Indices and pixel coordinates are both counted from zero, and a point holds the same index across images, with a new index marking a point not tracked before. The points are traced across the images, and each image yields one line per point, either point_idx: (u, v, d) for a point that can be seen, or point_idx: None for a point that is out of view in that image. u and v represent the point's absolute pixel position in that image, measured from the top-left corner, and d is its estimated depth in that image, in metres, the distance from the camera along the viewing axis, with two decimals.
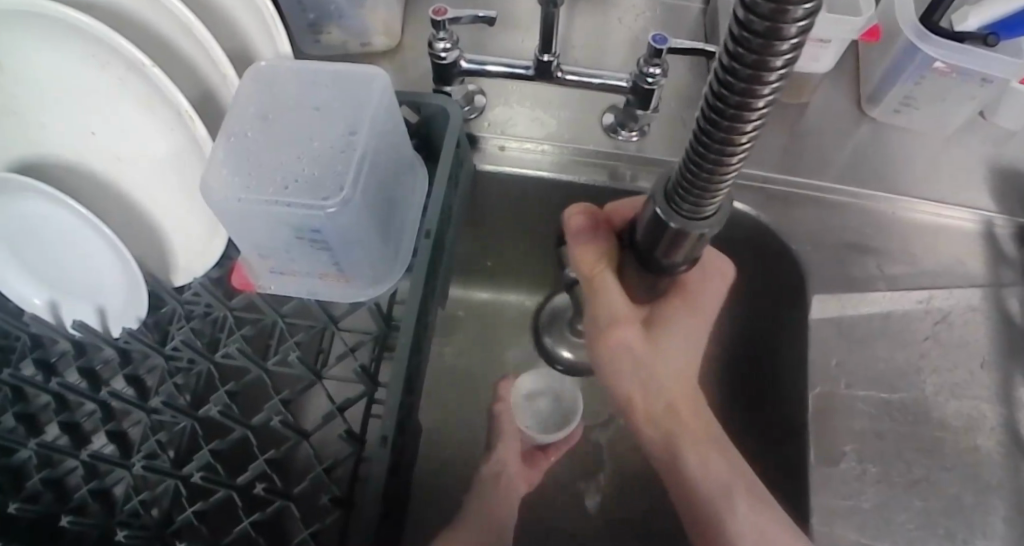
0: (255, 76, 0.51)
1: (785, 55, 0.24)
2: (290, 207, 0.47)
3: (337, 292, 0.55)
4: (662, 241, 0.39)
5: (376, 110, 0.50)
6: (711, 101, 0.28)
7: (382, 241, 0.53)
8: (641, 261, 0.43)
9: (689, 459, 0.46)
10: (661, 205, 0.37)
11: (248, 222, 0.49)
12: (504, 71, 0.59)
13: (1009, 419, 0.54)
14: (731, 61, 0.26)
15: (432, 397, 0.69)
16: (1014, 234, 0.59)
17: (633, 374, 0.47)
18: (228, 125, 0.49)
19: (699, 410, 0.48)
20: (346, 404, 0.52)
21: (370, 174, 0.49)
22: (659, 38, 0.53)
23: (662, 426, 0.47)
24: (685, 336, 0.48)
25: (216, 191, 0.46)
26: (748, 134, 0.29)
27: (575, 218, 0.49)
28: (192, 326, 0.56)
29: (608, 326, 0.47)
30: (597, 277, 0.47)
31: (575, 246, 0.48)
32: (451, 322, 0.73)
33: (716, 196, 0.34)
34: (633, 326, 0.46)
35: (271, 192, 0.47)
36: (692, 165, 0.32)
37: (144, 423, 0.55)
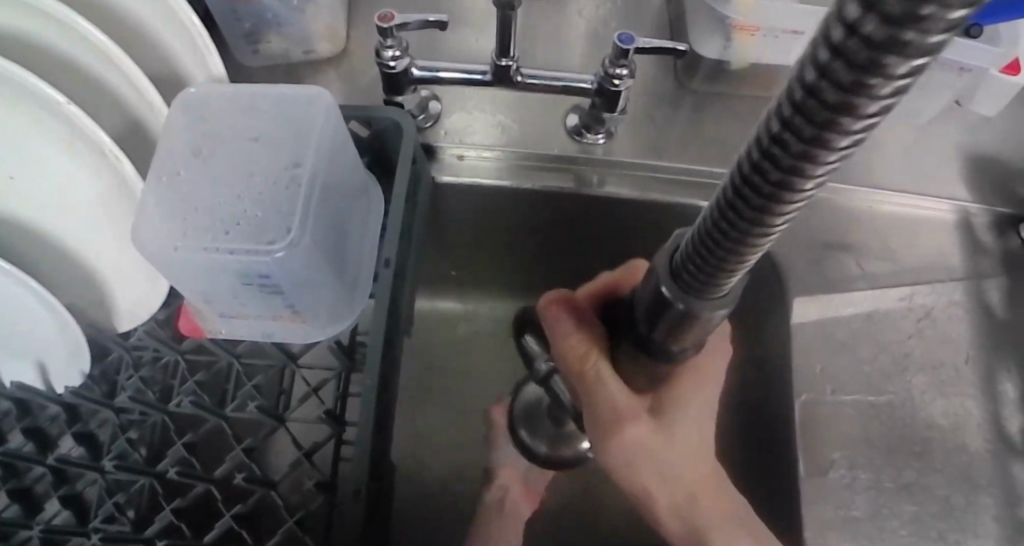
0: (184, 106, 0.46)
1: (818, 174, 0.22)
2: (228, 254, 0.43)
3: (293, 333, 0.52)
4: (667, 326, 0.37)
5: (320, 138, 0.46)
6: (738, 183, 0.25)
7: (336, 275, 0.49)
8: (636, 346, 0.42)
9: (716, 535, 0.46)
10: (667, 284, 0.35)
11: (188, 273, 0.45)
12: (460, 78, 0.54)
13: (994, 415, 0.53)
14: (769, 147, 0.22)
15: (407, 419, 0.66)
16: (991, 223, 0.58)
17: (645, 470, 0.45)
18: (157, 167, 0.45)
19: (710, 483, 0.47)
20: (313, 450, 0.49)
21: (318, 208, 0.46)
22: (625, 38, 0.50)
23: (681, 502, 0.46)
24: (687, 406, 0.46)
25: (150, 244, 0.43)
26: (780, 221, 0.25)
27: (554, 310, 0.48)
28: (142, 375, 0.52)
29: (615, 428, 0.44)
30: (587, 367, 0.45)
31: (560, 337, 0.47)
32: (421, 339, 0.69)
33: (731, 276, 0.31)
34: (639, 421, 0.44)
35: (209, 240, 0.43)
36: (707, 254, 0.30)
37: (100, 483, 0.50)
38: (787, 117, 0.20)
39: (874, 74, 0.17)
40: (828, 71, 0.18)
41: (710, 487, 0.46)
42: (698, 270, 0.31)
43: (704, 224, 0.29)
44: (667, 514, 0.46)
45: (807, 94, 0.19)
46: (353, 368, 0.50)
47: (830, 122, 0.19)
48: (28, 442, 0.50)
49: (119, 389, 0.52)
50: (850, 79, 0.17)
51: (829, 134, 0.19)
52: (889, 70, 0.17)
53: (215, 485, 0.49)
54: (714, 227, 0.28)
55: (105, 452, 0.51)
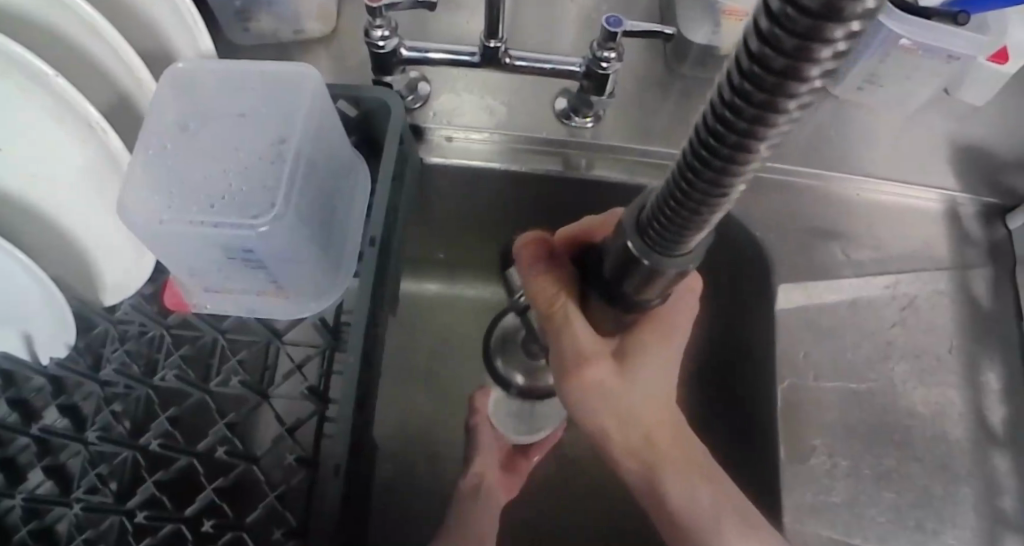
0: (172, 79, 0.46)
1: (781, 124, 0.21)
2: (213, 227, 0.43)
3: (277, 309, 0.52)
4: (633, 278, 0.37)
5: (307, 115, 0.46)
6: (701, 138, 0.24)
7: (321, 252, 0.49)
8: (604, 297, 0.42)
9: (669, 482, 0.46)
10: (634, 240, 0.35)
11: (173, 245, 0.45)
12: (448, 59, 0.54)
13: (975, 405, 0.53)
14: (731, 98, 0.21)
15: (392, 400, 0.66)
16: (978, 213, 0.58)
17: (602, 403, 0.45)
18: (144, 139, 0.44)
19: (669, 425, 0.47)
20: (295, 426, 0.49)
21: (303, 184, 0.46)
22: (613, 21, 0.50)
23: (636, 445, 0.46)
24: (652, 355, 0.46)
25: (135, 215, 0.43)
26: (743, 175, 0.25)
27: (528, 251, 0.47)
28: (128, 348, 0.53)
29: (576, 365, 0.44)
30: (556, 311, 0.45)
31: (530, 279, 0.46)
32: (407, 321, 0.69)
33: (697, 232, 0.31)
34: (600, 363, 0.45)
35: (196, 212, 0.43)
36: (670, 214, 0.30)
37: (83, 455, 0.50)
38: (746, 69, 0.19)
39: (814, 43, 0.17)
40: (769, 39, 0.18)
41: (672, 433, 0.47)
42: (662, 229, 0.32)
43: (667, 185, 0.29)
44: (621, 453, 0.47)
45: (763, 42, 0.18)
46: (336, 346, 0.51)
47: (769, 100, 0.20)
48: (12, 412, 0.50)
49: (104, 362, 0.52)
50: (794, 45, 0.17)
51: (788, 83, 0.19)
52: (818, 57, 0.18)
53: (197, 458, 0.49)
54: (676, 190, 0.28)
55: (88, 424, 0.51)
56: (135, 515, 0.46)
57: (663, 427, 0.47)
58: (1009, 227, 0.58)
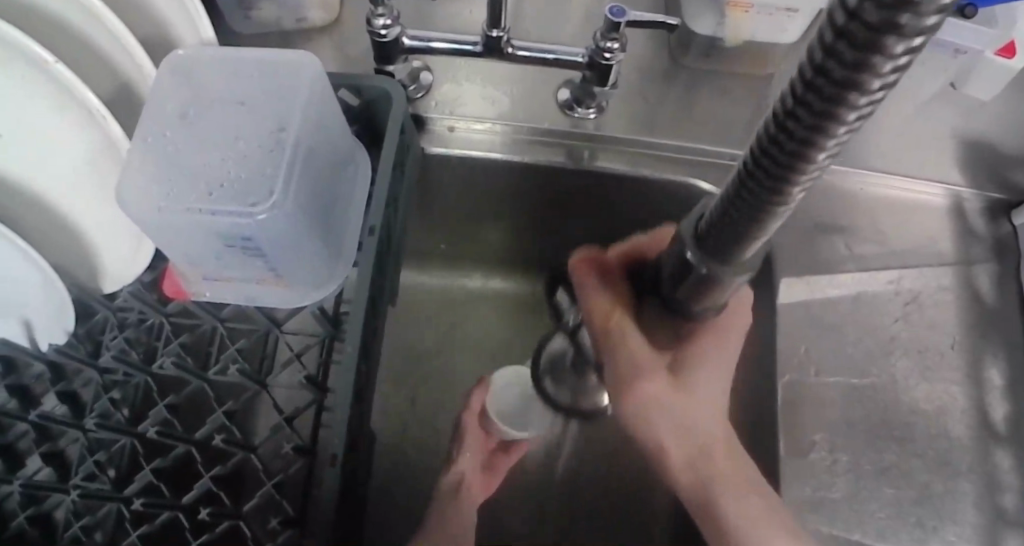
0: (171, 67, 0.46)
1: (850, 123, 0.22)
2: (212, 215, 0.43)
3: (275, 298, 0.51)
4: (686, 284, 0.39)
5: (306, 102, 0.46)
6: (767, 141, 0.25)
7: (319, 241, 0.49)
8: (664, 309, 0.44)
9: (726, 500, 0.44)
10: (696, 248, 0.36)
11: (172, 232, 0.45)
12: (450, 48, 0.54)
13: (978, 402, 0.53)
14: (796, 99, 0.22)
15: (393, 391, 0.66)
16: (983, 209, 0.58)
17: (664, 421, 0.44)
18: (144, 126, 0.44)
19: (727, 442, 0.46)
20: (294, 415, 0.49)
21: (302, 171, 0.45)
22: (616, 10, 0.50)
23: (693, 460, 0.45)
24: (711, 368, 0.46)
25: (135, 203, 0.43)
26: (811, 174, 0.26)
27: (583, 266, 0.50)
28: (127, 336, 0.53)
29: (632, 381, 0.45)
30: (613, 323, 0.46)
31: (585, 293, 0.49)
32: (407, 312, 0.69)
33: (761, 235, 0.32)
34: (658, 378, 0.44)
35: (193, 199, 0.43)
36: (738, 199, 0.30)
37: (81, 441, 0.50)
38: (815, 70, 0.21)
39: (884, 41, 0.18)
40: (854, 16, 0.18)
41: (729, 454, 0.46)
42: (729, 219, 0.31)
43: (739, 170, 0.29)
44: (680, 468, 0.45)
45: (834, 42, 0.19)
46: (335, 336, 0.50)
47: (835, 97, 0.21)
48: (11, 398, 0.50)
49: (104, 349, 0.52)
50: (865, 43, 0.18)
51: (857, 80, 0.20)
52: (890, 51, 0.18)
53: (195, 446, 0.49)
54: (747, 174, 0.28)
55: (87, 411, 0.51)
56: (132, 501, 0.46)
57: (721, 442, 0.45)
58: (1015, 222, 0.57)
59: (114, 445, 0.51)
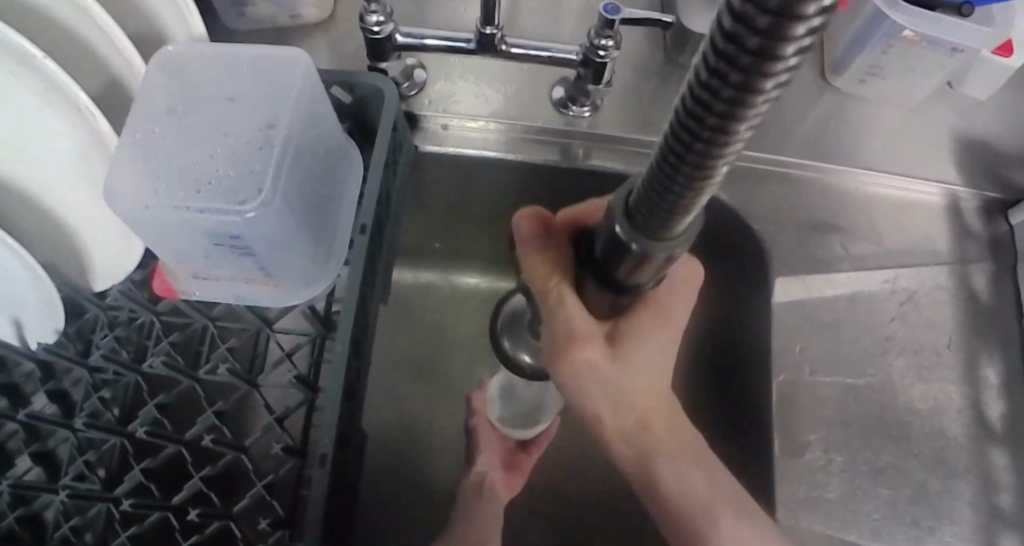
0: (161, 64, 0.45)
1: (785, 65, 0.18)
2: (200, 213, 0.42)
3: (267, 297, 0.51)
4: (624, 261, 0.35)
5: (296, 99, 0.46)
6: (698, 86, 0.21)
7: (310, 240, 0.49)
8: (598, 283, 0.40)
9: (662, 467, 0.46)
10: (623, 224, 0.33)
11: (162, 230, 0.44)
12: (445, 45, 0.54)
13: (974, 401, 0.53)
14: (729, 28, 0.18)
15: (386, 389, 0.66)
16: (979, 208, 0.58)
17: (598, 391, 0.44)
18: (133, 124, 0.44)
19: (666, 415, 0.46)
20: (284, 415, 0.49)
21: (292, 169, 0.45)
22: (610, 7, 0.49)
23: (627, 431, 0.45)
24: (650, 336, 0.45)
25: (125, 200, 0.42)
26: (745, 132, 0.22)
27: (525, 225, 0.46)
28: (117, 335, 0.52)
29: (566, 347, 0.43)
30: (552, 290, 0.44)
31: (526, 255, 0.45)
32: (400, 310, 0.69)
33: (691, 207, 0.28)
34: (595, 345, 0.43)
35: (183, 196, 0.43)
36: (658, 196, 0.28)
37: (71, 441, 0.50)
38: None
39: None
40: (744, 17, 0.17)
41: (669, 422, 0.46)
42: (651, 213, 0.30)
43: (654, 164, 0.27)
44: (614, 436, 0.46)
45: None
46: (326, 335, 0.50)
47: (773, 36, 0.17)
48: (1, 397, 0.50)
49: (93, 348, 0.51)
50: None
51: (795, 5, 0.16)
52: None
53: (185, 446, 0.48)
54: (661, 168, 0.26)
55: (76, 411, 0.51)
56: (121, 502, 0.45)
57: (659, 410, 0.46)
58: (1011, 222, 0.57)
59: (104, 445, 0.51)
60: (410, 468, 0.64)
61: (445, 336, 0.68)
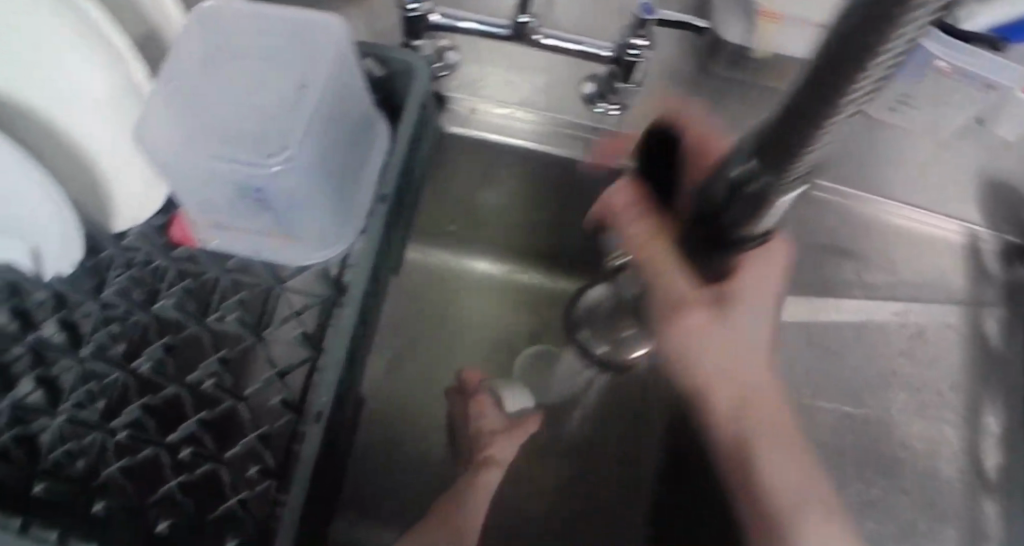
0: (200, 17, 0.47)
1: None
2: (230, 162, 0.46)
3: (283, 254, 0.54)
4: (761, 212, 0.33)
5: (330, 67, 0.47)
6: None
7: (331, 201, 0.52)
8: (704, 240, 0.39)
9: (761, 461, 0.44)
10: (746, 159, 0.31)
11: (195, 180, 0.48)
12: (481, 31, 0.54)
13: (973, 444, 0.52)
14: None
15: (385, 366, 0.67)
16: (999, 252, 0.57)
17: (715, 349, 0.42)
18: (171, 71, 0.46)
19: (769, 392, 0.44)
20: (285, 370, 0.50)
21: (319, 130, 0.48)
22: (646, 8, 0.49)
23: (733, 411, 0.44)
24: (764, 293, 0.43)
25: (166, 149, 0.46)
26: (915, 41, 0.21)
27: (619, 196, 0.48)
28: (133, 274, 0.53)
29: (673, 313, 0.43)
30: (646, 250, 0.45)
31: (628, 224, 0.47)
32: (408, 290, 0.70)
33: (811, 149, 0.27)
34: (703, 308, 0.42)
35: (217, 147, 0.46)
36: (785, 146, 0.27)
37: (75, 369, 0.50)
38: None
39: None
40: None
41: (775, 408, 0.44)
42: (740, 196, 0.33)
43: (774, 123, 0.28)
44: (726, 417, 0.44)
45: None
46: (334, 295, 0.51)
47: None
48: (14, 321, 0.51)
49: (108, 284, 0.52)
50: None
51: None
52: None
53: None
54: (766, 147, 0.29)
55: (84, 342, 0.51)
56: None
57: (761, 402, 0.44)
58: None
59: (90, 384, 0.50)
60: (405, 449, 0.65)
61: (448, 322, 0.70)
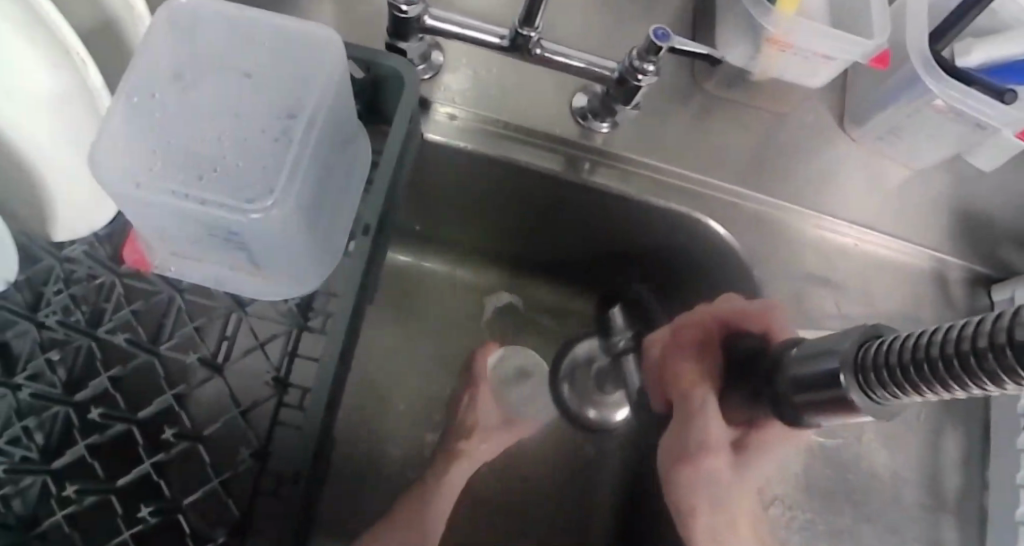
0: (168, 13, 0.40)
1: (586, 65, 0.52)
2: (171, 192, 0.36)
3: (250, 287, 0.47)
4: (784, 400, 0.45)
5: (324, 85, 0.40)
6: None
7: (314, 232, 0.44)
8: (749, 398, 0.50)
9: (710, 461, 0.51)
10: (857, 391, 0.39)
11: (151, 210, 0.39)
12: (470, 35, 0.51)
13: (933, 480, 0.55)
14: None
15: (379, 353, 0.69)
16: (965, 280, 0.60)
17: (714, 494, 0.52)
18: (130, 83, 0.38)
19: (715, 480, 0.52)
20: (250, 408, 0.47)
21: (309, 165, 0.39)
22: (660, 33, 0.47)
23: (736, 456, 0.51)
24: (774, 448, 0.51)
25: (107, 162, 0.36)
26: None
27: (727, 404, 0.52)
28: (73, 293, 0.48)
29: (699, 456, 0.51)
30: (697, 394, 0.52)
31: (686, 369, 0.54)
32: (400, 286, 0.72)
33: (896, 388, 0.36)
34: (719, 457, 0.51)
35: (180, 180, 0.36)
36: (902, 376, 0.34)
37: (10, 403, 0.46)
38: None
39: None
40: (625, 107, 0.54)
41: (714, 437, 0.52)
42: (919, 376, 0.33)
43: (918, 349, 0.33)
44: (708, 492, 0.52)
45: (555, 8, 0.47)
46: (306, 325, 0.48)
47: None
48: None
49: (45, 303, 0.48)
50: None
51: None
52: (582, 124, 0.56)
53: (138, 424, 0.46)
54: (916, 361, 0.33)
55: (20, 370, 0.47)
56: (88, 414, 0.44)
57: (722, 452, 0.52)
58: (993, 297, 0.60)
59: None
60: (378, 432, 0.67)
61: (433, 325, 0.71)
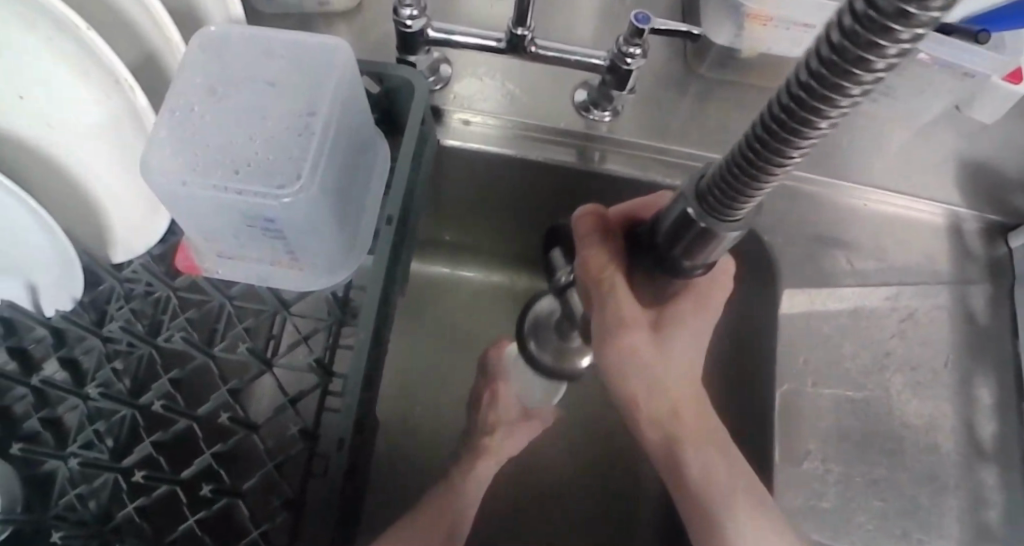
0: (201, 41, 0.45)
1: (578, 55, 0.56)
2: (213, 187, 0.41)
3: (288, 279, 0.52)
4: (689, 236, 0.40)
5: (337, 86, 0.45)
6: None
7: (340, 220, 0.48)
8: (652, 264, 0.47)
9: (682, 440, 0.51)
10: (693, 204, 0.39)
11: (197, 207, 0.44)
12: (472, 41, 0.56)
13: (966, 427, 0.55)
14: None
15: (414, 353, 0.73)
16: (981, 230, 0.61)
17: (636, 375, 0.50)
18: (173, 102, 0.43)
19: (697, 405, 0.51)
20: (298, 398, 0.49)
21: (330, 155, 0.44)
22: (641, 17, 0.50)
23: (660, 415, 0.51)
24: (689, 327, 0.51)
25: (158, 168, 0.41)
26: None
27: (585, 224, 0.52)
28: (133, 307, 0.52)
29: (616, 329, 0.49)
30: (606, 281, 0.50)
31: (587, 247, 0.51)
32: (429, 291, 0.75)
33: (749, 198, 0.35)
34: (639, 329, 0.49)
35: (220, 175, 0.42)
36: (728, 182, 0.34)
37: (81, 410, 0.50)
38: None
39: None
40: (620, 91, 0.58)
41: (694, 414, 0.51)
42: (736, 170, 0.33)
43: (731, 156, 0.33)
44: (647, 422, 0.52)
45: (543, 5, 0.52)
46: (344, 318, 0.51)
47: None
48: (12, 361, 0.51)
49: (108, 318, 0.52)
50: None
51: None
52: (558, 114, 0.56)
53: (196, 418, 0.49)
54: (738, 160, 0.32)
55: (89, 379, 0.51)
56: (151, 408, 0.48)
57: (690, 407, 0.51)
58: (1011, 245, 0.60)
59: (12, 395, 0.50)
60: (419, 428, 0.70)
61: (463, 325, 0.74)
